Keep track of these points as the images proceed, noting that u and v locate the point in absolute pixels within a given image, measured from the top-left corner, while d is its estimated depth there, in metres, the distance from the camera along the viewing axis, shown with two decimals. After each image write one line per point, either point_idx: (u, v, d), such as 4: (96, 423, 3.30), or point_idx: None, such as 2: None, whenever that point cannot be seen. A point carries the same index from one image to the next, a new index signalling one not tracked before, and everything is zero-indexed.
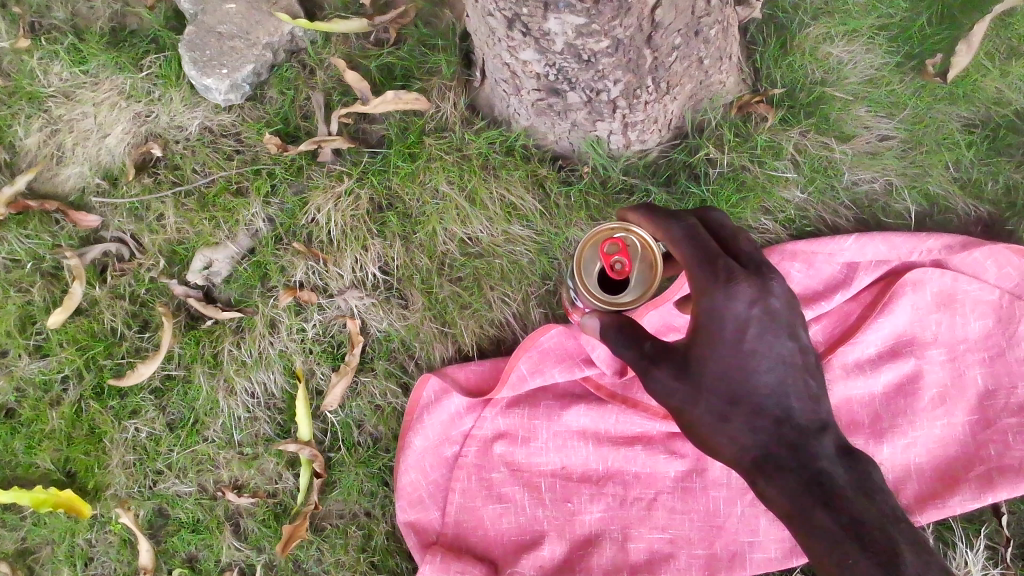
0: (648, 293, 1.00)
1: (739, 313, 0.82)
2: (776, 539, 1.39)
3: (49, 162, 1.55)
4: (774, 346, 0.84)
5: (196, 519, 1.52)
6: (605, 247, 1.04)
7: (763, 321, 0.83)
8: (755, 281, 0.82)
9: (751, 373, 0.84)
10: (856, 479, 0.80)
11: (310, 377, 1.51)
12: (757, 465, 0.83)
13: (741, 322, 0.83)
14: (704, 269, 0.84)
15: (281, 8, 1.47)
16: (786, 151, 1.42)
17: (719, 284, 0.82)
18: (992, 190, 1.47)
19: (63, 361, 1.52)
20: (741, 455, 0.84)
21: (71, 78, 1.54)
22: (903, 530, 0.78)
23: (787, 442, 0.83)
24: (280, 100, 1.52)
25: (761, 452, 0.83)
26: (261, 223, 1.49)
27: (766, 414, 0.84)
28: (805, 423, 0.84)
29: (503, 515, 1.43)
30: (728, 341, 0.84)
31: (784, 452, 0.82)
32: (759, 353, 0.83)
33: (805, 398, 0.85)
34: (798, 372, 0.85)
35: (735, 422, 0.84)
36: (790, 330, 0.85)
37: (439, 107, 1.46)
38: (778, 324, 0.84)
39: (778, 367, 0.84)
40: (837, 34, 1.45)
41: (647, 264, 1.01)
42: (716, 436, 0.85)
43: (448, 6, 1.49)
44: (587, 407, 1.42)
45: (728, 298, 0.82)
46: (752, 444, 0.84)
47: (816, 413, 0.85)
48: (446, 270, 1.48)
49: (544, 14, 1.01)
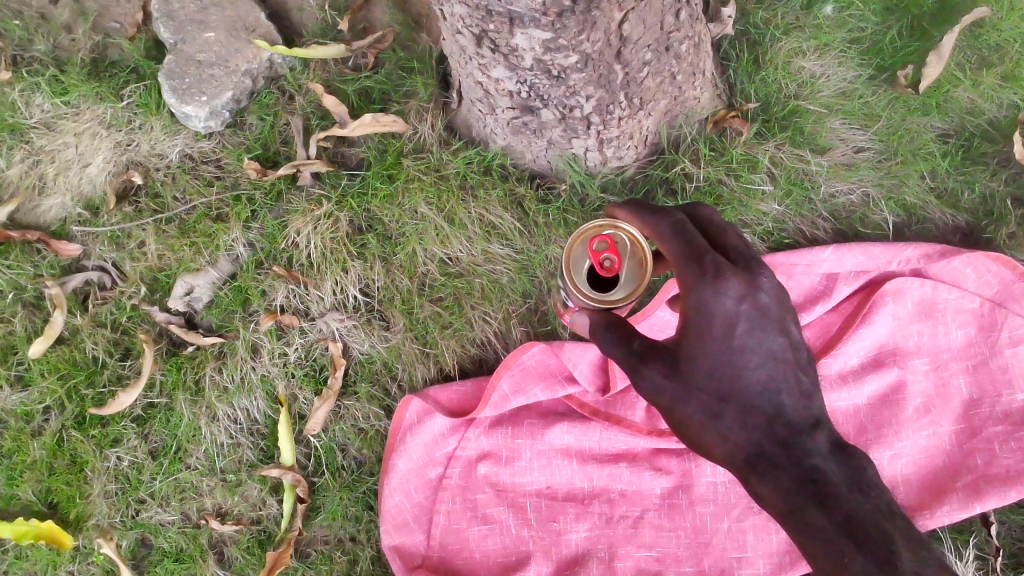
0: (637, 291, 0.96)
1: (728, 309, 0.81)
2: (764, 554, 1.37)
3: (32, 193, 1.56)
4: (763, 342, 0.83)
5: (179, 548, 1.51)
6: (593, 244, 0.99)
7: (753, 317, 0.82)
8: (743, 277, 0.81)
9: (741, 368, 0.82)
10: (849, 475, 0.81)
11: (292, 402, 1.50)
12: (749, 463, 0.83)
13: (730, 319, 0.81)
14: (692, 266, 0.81)
15: (260, 36, 1.49)
16: (762, 164, 1.43)
17: (708, 280, 0.80)
18: (968, 200, 1.48)
19: (45, 392, 1.52)
20: (733, 452, 0.84)
21: (52, 109, 1.54)
22: (898, 524, 0.78)
23: (778, 439, 0.82)
24: (259, 126, 1.53)
25: (752, 450, 0.82)
26: (241, 248, 1.49)
27: (757, 412, 0.83)
28: (797, 420, 0.83)
29: (488, 536, 1.41)
30: (718, 337, 0.82)
31: (776, 451, 0.82)
32: (748, 349, 0.82)
33: (795, 394, 0.84)
34: (789, 368, 0.84)
35: (727, 420, 0.83)
36: (779, 325, 0.84)
37: (417, 129, 1.47)
38: (767, 320, 0.83)
39: (769, 362, 0.83)
40: (809, 48, 1.47)
41: (637, 261, 0.97)
42: (707, 434, 0.84)
43: (425, 31, 1.51)
44: (571, 424, 1.42)
45: (717, 294, 0.80)
46: (744, 442, 0.83)
47: (807, 409, 0.84)
48: (426, 291, 1.48)
49: (510, 30, 1.03)
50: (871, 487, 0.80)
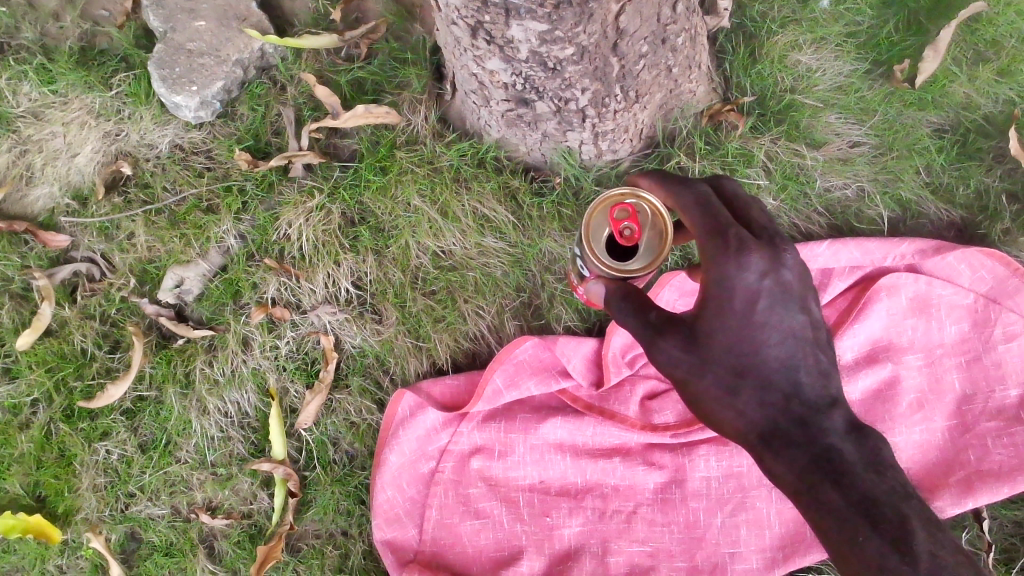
0: (656, 262, 0.92)
1: (751, 285, 0.78)
2: (757, 550, 1.37)
3: (19, 183, 1.54)
4: (785, 319, 0.80)
5: (170, 542, 1.49)
6: (614, 213, 0.97)
7: (774, 292, 0.79)
8: (767, 253, 0.79)
9: (761, 345, 0.80)
10: (866, 455, 0.78)
11: (283, 395, 1.49)
12: (764, 441, 0.79)
13: (752, 294, 0.79)
14: (715, 240, 0.80)
15: (251, 25, 1.47)
16: (757, 158, 1.43)
17: (730, 253, 0.78)
18: (963, 195, 1.47)
19: (33, 384, 1.50)
20: (747, 431, 0.80)
21: (40, 98, 1.52)
22: (914, 508, 0.75)
23: (794, 416, 0.79)
24: (250, 116, 1.51)
25: (768, 426, 0.79)
26: (232, 240, 1.48)
27: (773, 389, 0.80)
28: (815, 400, 0.80)
29: (480, 531, 1.41)
30: (737, 311, 0.79)
31: (793, 427, 0.79)
32: (768, 325, 0.80)
33: (815, 374, 0.81)
34: (809, 347, 0.81)
35: (743, 396, 0.80)
36: (801, 304, 0.81)
37: (410, 120, 1.46)
38: (790, 297, 0.80)
39: (790, 340, 0.80)
40: (805, 42, 1.46)
41: (658, 232, 0.93)
42: (721, 410, 0.81)
43: (419, 21, 1.49)
44: (564, 419, 1.41)
45: (740, 268, 0.78)
46: (759, 419, 0.80)
47: (827, 388, 0.81)
48: (419, 284, 1.47)
49: (505, 21, 1.01)
50: (888, 468, 0.78)
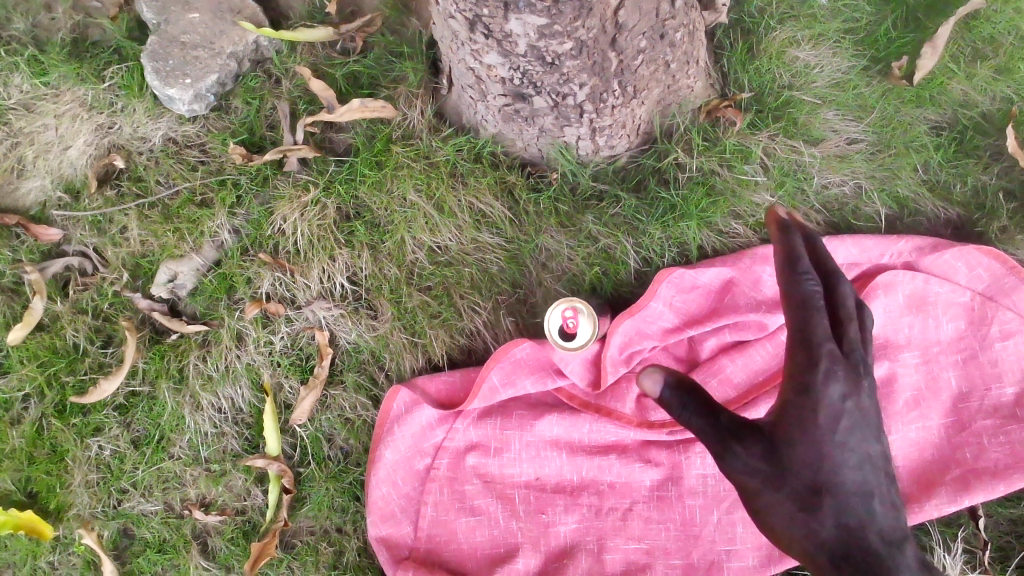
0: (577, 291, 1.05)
1: (835, 402, 0.80)
2: (753, 547, 1.35)
3: (9, 176, 1.52)
4: (863, 442, 0.82)
5: (163, 539, 1.48)
6: None
7: (855, 416, 0.82)
8: (851, 376, 0.81)
9: (839, 465, 0.80)
10: None
11: (277, 391, 1.48)
12: (836, 565, 0.76)
13: (836, 410, 0.80)
14: (805, 356, 0.80)
15: (245, 17, 1.46)
16: (755, 154, 1.42)
17: (818, 372, 0.79)
18: (960, 192, 1.46)
19: (24, 379, 1.49)
20: (817, 553, 0.77)
21: (31, 90, 1.51)
22: None
23: (871, 545, 0.76)
24: (245, 109, 1.50)
25: (841, 550, 0.76)
26: (226, 235, 1.47)
27: (853, 512, 0.78)
28: (889, 530, 0.78)
29: (476, 528, 1.40)
30: (820, 429, 0.80)
31: (867, 551, 0.76)
32: (847, 448, 0.81)
33: (888, 505, 0.80)
34: (882, 475, 0.82)
35: (822, 516, 0.78)
36: (875, 432, 0.84)
37: (406, 115, 1.45)
38: (867, 422, 0.83)
39: (867, 465, 0.81)
40: (803, 38, 1.46)
41: None
42: (793, 529, 0.78)
43: (415, 14, 1.49)
44: (560, 416, 1.40)
45: (827, 382, 0.79)
46: (833, 541, 0.77)
47: (898, 520, 0.80)
48: (415, 280, 1.46)
49: (504, 15, 1.00)
50: None
